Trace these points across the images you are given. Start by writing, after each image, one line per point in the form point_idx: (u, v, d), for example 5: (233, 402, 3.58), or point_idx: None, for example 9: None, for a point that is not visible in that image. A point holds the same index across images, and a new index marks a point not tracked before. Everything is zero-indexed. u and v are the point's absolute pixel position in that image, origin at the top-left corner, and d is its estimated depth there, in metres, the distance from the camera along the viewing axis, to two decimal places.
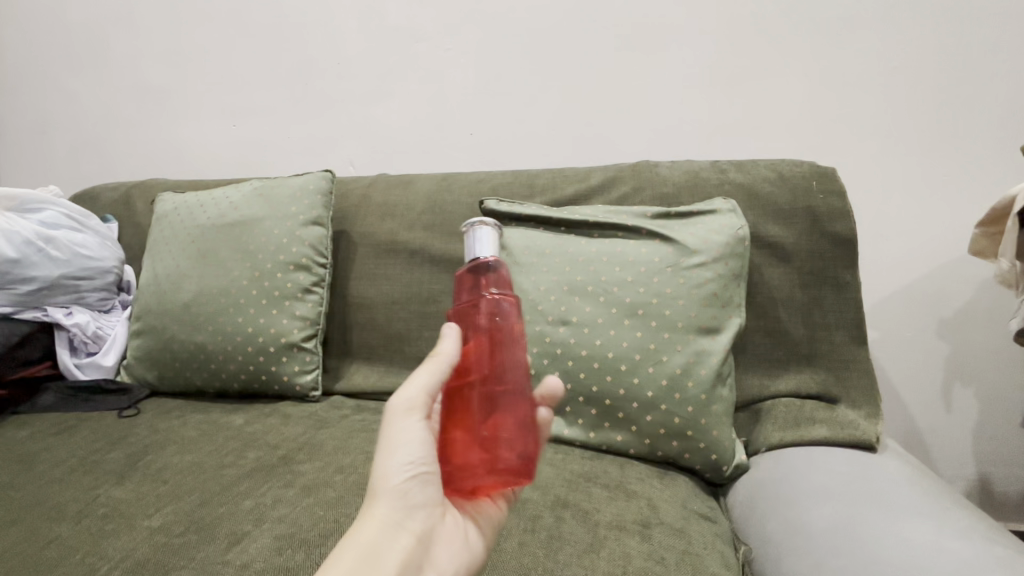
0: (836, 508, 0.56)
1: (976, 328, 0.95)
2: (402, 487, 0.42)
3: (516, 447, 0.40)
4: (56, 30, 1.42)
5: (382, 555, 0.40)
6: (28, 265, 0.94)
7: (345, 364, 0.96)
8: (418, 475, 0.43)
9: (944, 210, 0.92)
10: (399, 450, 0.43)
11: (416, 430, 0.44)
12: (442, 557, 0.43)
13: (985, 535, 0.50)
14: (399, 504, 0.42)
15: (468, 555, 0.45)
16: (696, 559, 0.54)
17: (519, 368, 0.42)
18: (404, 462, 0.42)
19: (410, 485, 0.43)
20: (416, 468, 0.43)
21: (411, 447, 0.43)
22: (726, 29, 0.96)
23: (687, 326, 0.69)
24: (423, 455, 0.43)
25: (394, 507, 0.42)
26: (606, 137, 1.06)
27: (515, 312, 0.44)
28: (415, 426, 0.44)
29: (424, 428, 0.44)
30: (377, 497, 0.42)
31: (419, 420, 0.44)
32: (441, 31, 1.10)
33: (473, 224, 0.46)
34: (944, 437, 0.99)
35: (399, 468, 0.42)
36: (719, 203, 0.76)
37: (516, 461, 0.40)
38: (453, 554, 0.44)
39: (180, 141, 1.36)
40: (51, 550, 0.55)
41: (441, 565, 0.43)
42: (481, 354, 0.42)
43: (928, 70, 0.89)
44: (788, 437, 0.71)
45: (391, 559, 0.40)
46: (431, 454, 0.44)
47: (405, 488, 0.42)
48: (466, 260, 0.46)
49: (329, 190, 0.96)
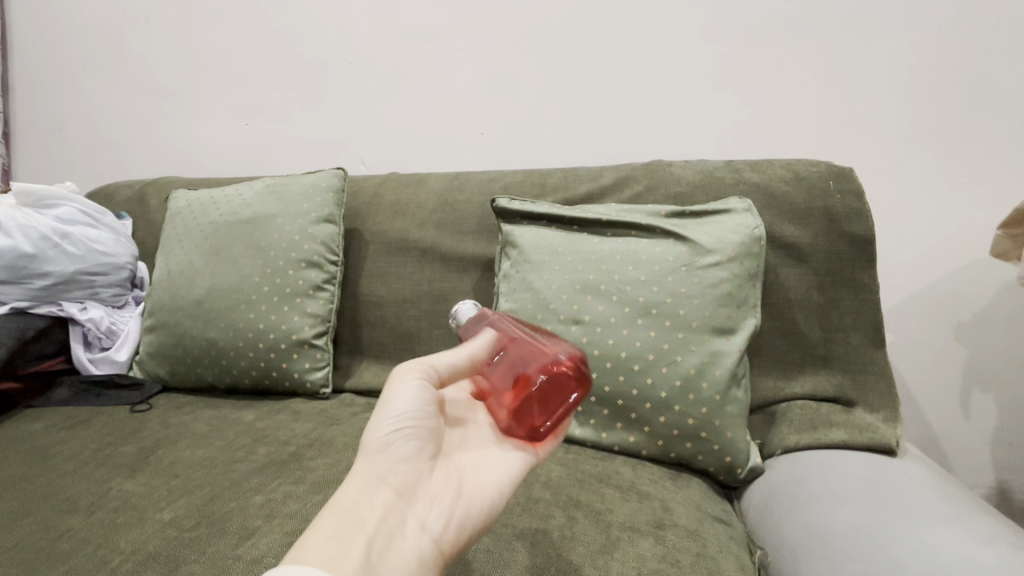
0: (855, 512, 0.55)
1: (996, 333, 0.93)
2: (385, 439, 0.44)
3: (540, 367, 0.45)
4: (72, 32, 1.44)
5: (358, 505, 0.41)
6: (44, 261, 0.95)
7: (356, 362, 0.96)
8: (403, 431, 0.45)
9: (962, 212, 0.91)
10: (389, 406, 0.46)
11: (411, 389, 0.46)
12: (426, 510, 0.42)
13: (1012, 541, 0.48)
14: (383, 457, 0.44)
15: (460, 511, 0.43)
16: (712, 562, 0.52)
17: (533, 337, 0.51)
18: (392, 417, 0.45)
19: (394, 440, 0.44)
20: (404, 422, 0.45)
21: (400, 401, 0.46)
22: (741, 28, 0.95)
23: (701, 326, 0.67)
24: (412, 411, 0.45)
25: (377, 460, 0.44)
26: (617, 136, 1.05)
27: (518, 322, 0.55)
28: (412, 386, 0.46)
29: (419, 388, 0.46)
30: (364, 449, 0.44)
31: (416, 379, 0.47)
32: (453, 31, 1.10)
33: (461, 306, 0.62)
34: (963, 444, 0.97)
35: (386, 422, 0.45)
36: (734, 202, 0.75)
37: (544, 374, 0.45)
38: (442, 511, 0.43)
39: (193, 140, 1.38)
40: (64, 543, 0.55)
41: (427, 523, 0.42)
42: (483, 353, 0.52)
43: (950, 68, 0.87)
44: (804, 440, 0.70)
45: (368, 510, 0.41)
46: (421, 410, 0.46)
47: (390, 441, 0.44)
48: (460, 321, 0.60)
49: (341, 188, 0.96)
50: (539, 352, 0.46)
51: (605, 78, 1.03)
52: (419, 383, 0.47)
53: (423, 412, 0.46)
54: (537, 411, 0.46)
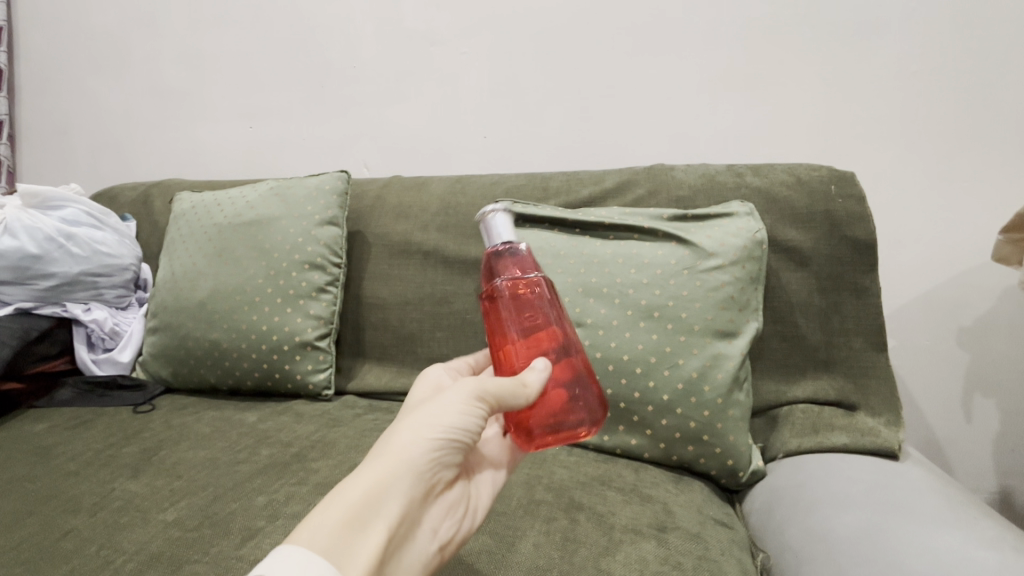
0: (857, 515, 0.55)
1: (998, 338, 0.93)
2: (434, 445, 0.42)
3: (572, 409, 0.45)
4: (78, 36, 1.45)
5: (386, 496, 0.39)
6: (49, 261, 0.96)
7: (358, 363, 0.97)
8: (452, 445, 0.43)
9: (962, 216, 0.91)
10: (450, 416, 0.43)
11: (476, 414, 0.43)
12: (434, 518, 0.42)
13: (1015, 545, 0.48)
14: (430, 458, 0.42)
15: (462, 524, 0.45)
16: (713, 564, 0.53)
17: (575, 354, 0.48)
18: (450, 428, 0.42)
19: (442, 449, 0.42)
20: (457, 434, 0.43)
21: (466, 414, 0.43)
22: (741, 33, 0.96)
23: (703, 329, 0.68)
24: (466, 431, 0.43)
25: (424, 460, 0.41)
26: (618, 140, 1.06)
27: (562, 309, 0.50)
28: (479, 411, 0.44)
29: (482, 418, 0.44)
30: (412, 440, 0.41)
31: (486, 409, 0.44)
32: (456, 35, 1.11)
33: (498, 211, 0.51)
34: (964, 448, 0.97)
35: (444, 426, 0.42)
36: (736, 206, 0.75)
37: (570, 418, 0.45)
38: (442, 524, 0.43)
39: (197, 141, 1.39)
40: (67, 542, 0.56)
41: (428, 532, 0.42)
42: (515, 323, 0.47)
43: (950, 74, 0.88)
44: (806, 444, 0.70)
45: (392, 504, 0.39)
46: (473, 429, 0.44)
47: (438, 448, 0.42)
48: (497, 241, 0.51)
49: (344, 190, 0.96)
50: (578, 387, 0.46)
51: (606, 81, 1.04)
52: (485, 404, 0.43)
53: (473, 435, 0.44)
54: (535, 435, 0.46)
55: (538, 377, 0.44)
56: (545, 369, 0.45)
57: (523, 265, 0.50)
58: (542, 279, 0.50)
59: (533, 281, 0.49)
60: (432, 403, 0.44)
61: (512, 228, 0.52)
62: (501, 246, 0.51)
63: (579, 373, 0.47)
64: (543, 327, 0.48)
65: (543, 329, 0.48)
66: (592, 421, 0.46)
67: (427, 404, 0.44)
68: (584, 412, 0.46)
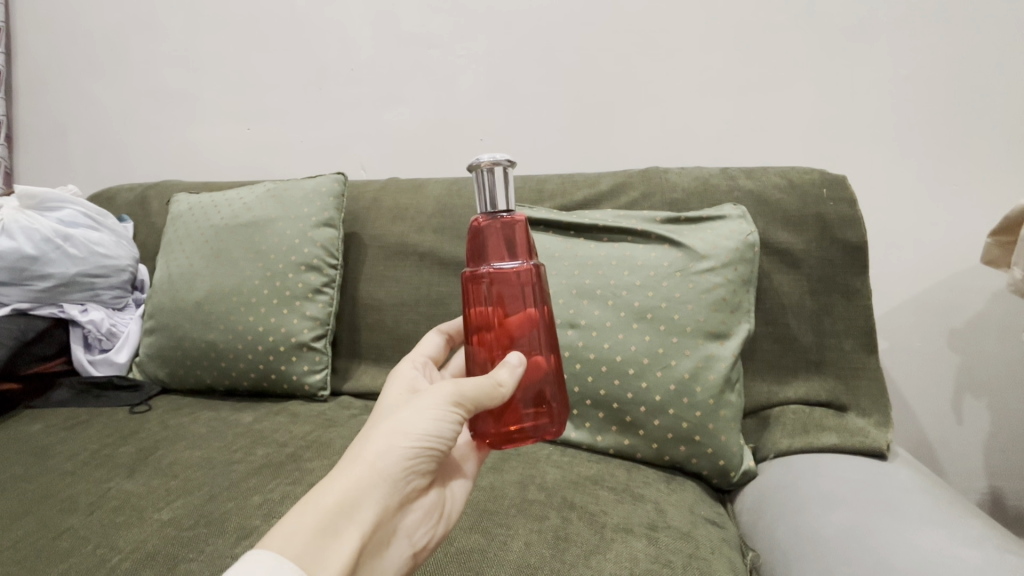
0: (846, 515, 0.55)
1: (988, 340, 0.94)
2: (408, 451, 0.42)
3: (530, 416, 0.46)
4: (77, 38, 1.46)
5: (360, 502, 0.39)
6: (46, 262, 0.96)
7: (354, 364, 0.97)
8: (426, 452, 0.43)
9: (953, 219, 0.92)
10: (424, 422, 0.43)
11: (450, 419, 0.44)
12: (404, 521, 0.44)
13: (998, 543, 0.49)
14: (406, 465, 0.42)
15: (435, 528, 0.46)
16: (703, 563, 0.53)
17: (549, 357, 0.47)
18: (422, 434, 0.43)
19: (417, 454, 0.43)
20: (431, 440, 0.43)
21: (442, 421, 0.44)
22: (736, 37, 0.97)
23: (695, 330, 0.68)
24: (439, 436, 0.44)
25: (398, 467, 0.42)
26: (614, 144, 1.07)
27: (547, 301, 0.48)
28: (452, 416, 0.44)
29: (456, 422, 0.44)
30: (388, 446, 0.42)
31: (460, 414, 0.44)
32: (454, 38, 1.12)
33: (501, 165, 0.45)
34: (956, 449, 0.98)
35: (420, 433, 0.43)
36: (729, 209, 0.76)
37: (526, 422, 0.46)
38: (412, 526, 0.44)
39: (196, 142, 1.39)
40: (64, 541, 0.56)
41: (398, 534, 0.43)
42: (496, 308, 0.46)
43: (941, 78, 0.89)
44: (796, 444, 0.71)
45: (365, 511, 0.39)
46: (447, 434, 0.44)
47: (413, 453, 0.43)
48: (494, 206, 0.46)
49: (341, 192, 0.97)
50: (545, 389, 0.46)
51: (602, 85, 1.05)
52: (458, 410, 0.44)
53: (447, 441, 0.45)
54: (490, 430, 0.46)
55: (512, 373, 0.44)
56: (518, 365, 0.44)
57: (517, 247, 0.47)
58: (534, 267, 0.47)
59: (524, 267, 0.46)
60: (408, 408, 0.44)
61: (512, 187, 0.47)
62: (498, 212, 0.46)
63: (549, 374, 0.47)
64: (526, 320, 0.46)
65: (524, 320, 0.46)
66: (548, 430, 0.46)
67: (403, 409, 0.45)
68: (544, 420, 0.46)
